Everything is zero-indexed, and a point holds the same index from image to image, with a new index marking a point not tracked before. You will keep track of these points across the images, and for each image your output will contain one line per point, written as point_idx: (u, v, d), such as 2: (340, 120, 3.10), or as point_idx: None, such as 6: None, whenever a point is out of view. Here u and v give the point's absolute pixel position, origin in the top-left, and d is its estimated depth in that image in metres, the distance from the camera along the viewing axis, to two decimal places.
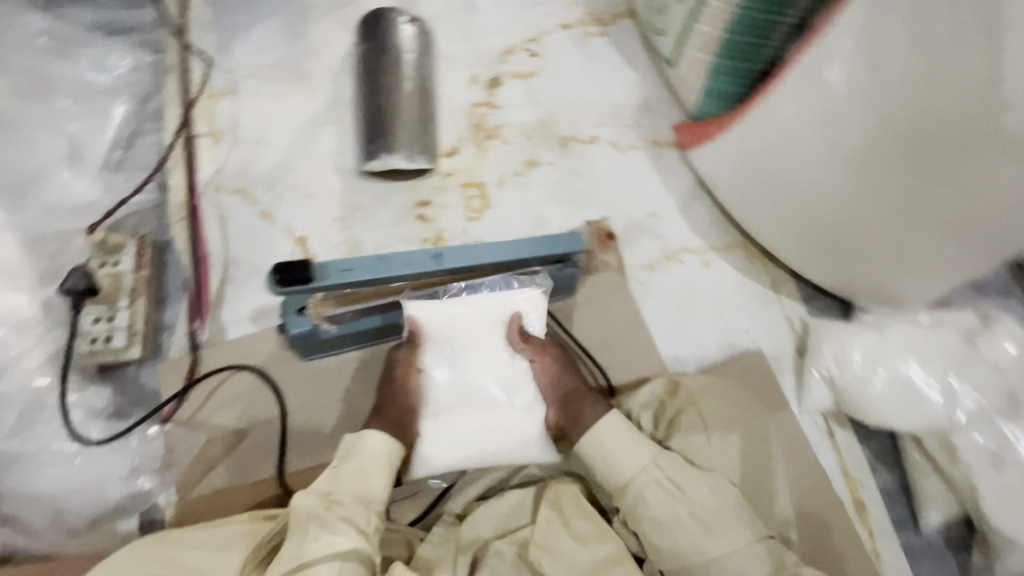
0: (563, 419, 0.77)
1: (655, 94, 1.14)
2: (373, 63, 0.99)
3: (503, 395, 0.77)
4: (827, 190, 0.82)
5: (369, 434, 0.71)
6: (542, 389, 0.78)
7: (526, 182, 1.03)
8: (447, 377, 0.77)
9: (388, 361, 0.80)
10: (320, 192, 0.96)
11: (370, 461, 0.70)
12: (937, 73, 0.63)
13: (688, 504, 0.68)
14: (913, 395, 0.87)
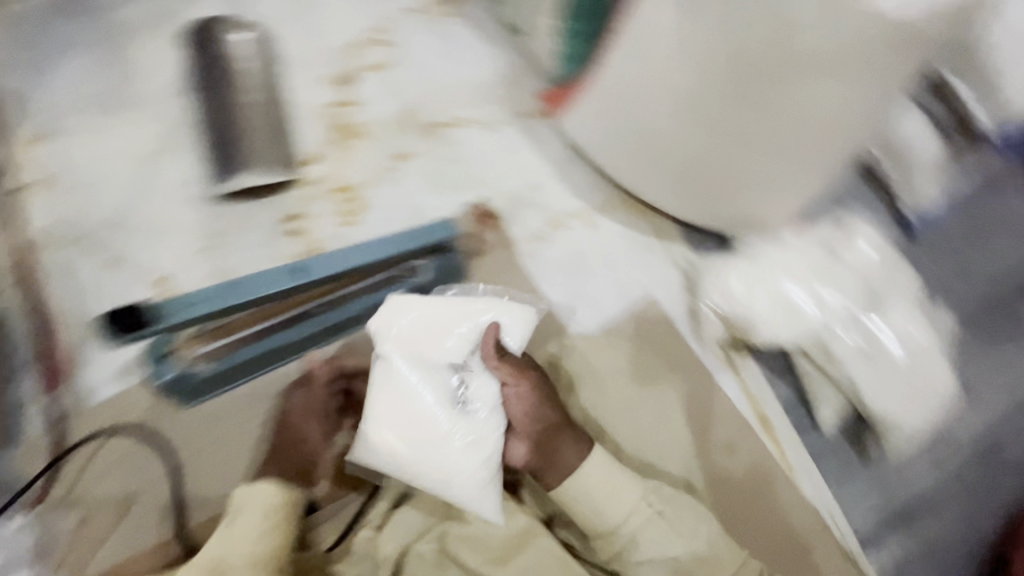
0: (535, 462, 0.73)
1: (518, 64, 1.11)
2: (207, 79, 0.93)
3: (458, 417, 0.70)
4: (672, 130, 0.85)
5: (259, 486, 0.68)
6: (518, 414, 0.72)
7: (399, 177, 1.00)
8: (393, 390, 0.71)
9: (282, 407, 0.80)
10: (172, 226, 0.89)
11: (258, 517, 0.66)
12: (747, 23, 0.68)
13: (683, 543, 0.70)
14: (789, 308, 0.90)
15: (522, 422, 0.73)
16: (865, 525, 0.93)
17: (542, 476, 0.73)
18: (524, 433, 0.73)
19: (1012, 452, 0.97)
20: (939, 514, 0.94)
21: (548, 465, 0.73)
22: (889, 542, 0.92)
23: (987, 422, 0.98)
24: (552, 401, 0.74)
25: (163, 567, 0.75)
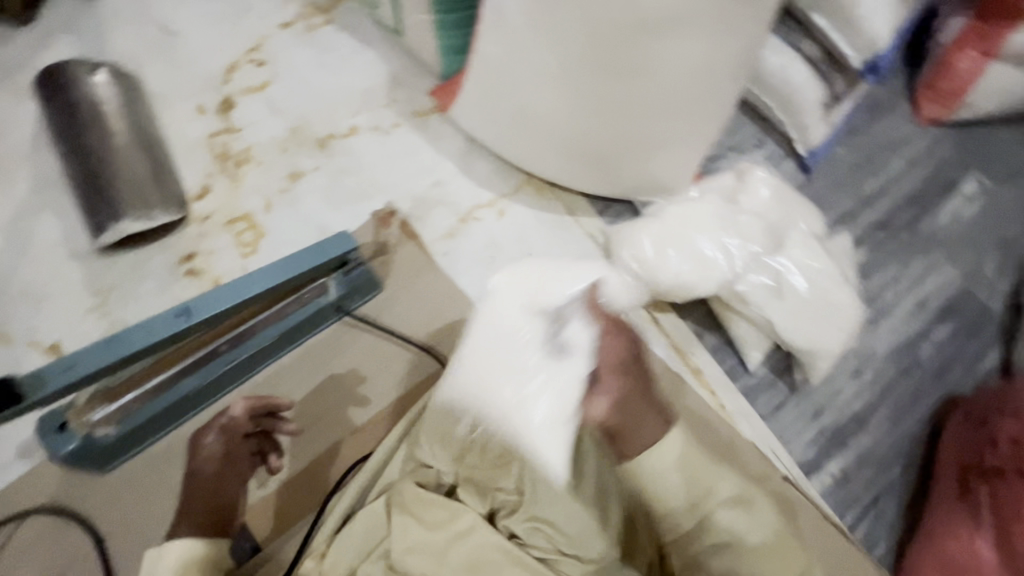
0: (618, 422, 0.60)
1: (402, 63, 1.09)
2: (66, 127, 0.88)
3: (539, 362, 0.62)
4: (552, 108, 0.87)
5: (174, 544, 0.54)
6: (610, 374, 0.62)
7: (294, 198, 0.97)
8: (518, 321, 0.64)
9: (190, 444, 0.62)
10: (58, 288, 0.85)
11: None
12: None
13: (765, 539, 0.61)
14: (700, 260, 0.93)
15: (610, 380, 0.61)
16: (804, 452, 0.97)
17: (620, 440, 0.60)
18: (610, 390, 0.61)
19: (925, 357, 1.04)
20: (869, 427, 0.99)
21: (633, 426, 0.60)
22: (828, 462, 0.97)
23: (897, 334, 1.05)
24: (639, 363, 0.63)
25: None
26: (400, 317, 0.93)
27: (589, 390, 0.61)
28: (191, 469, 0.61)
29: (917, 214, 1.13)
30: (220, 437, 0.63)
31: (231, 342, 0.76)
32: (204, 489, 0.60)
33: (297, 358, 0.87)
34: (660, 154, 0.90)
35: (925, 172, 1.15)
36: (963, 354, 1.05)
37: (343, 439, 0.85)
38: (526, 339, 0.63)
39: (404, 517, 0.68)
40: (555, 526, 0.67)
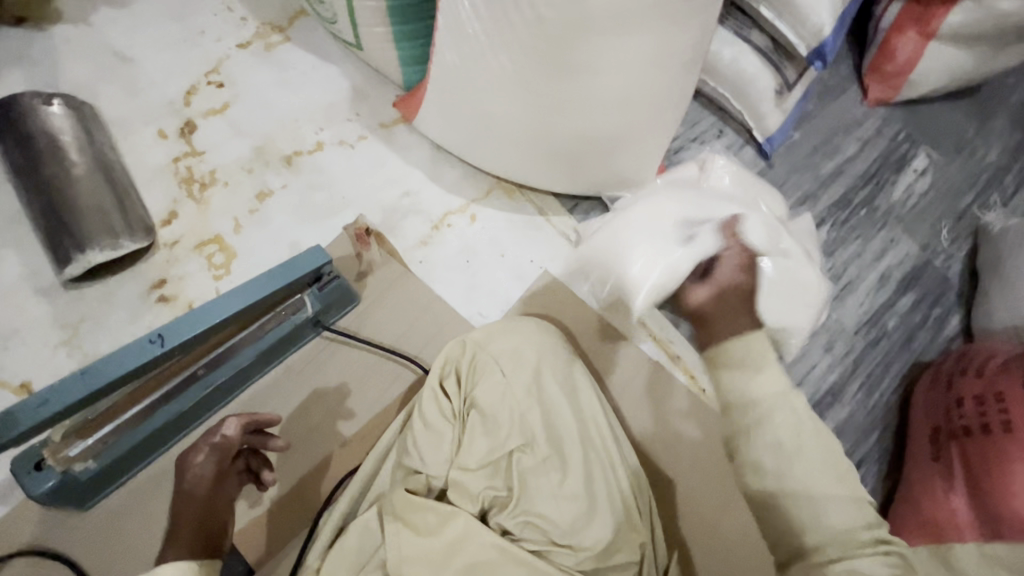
0: (707, 309, 0.72)
1: (364, 78, 1.11)
2: (22, 160, 0.86)
3: (687, 247, 0.83)
4: (514, 112, 0.89)
5: (163, 568, 0.51)
6: (733, 277, 0.77)
7: (264, 217, 0.97)
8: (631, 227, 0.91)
9: (179, 467, 0.63)
10: (25, 324, 0.84)
11: None
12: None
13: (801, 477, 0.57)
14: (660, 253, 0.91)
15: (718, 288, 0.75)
16: None
17: (709, 323, 0.70)
18: (716, 282, 0.76)
19: (892, 327, 1.08)
20: (845, 399, 1.03)
21: (716, 319, 0.70)
22: None
23: (863, 306, 1.09)
24: (753, 287, 0.77)
25: None
26: (379, 328, 0.93)
27: (695, 284, 0.78)
28: (183, 491, 0.61)
29: (873, 190, 1.17)
30: (212, 457, 0.63)
31: (208, 366, 0.76)
32: (198, 511, 0.60)
33: (278, 376, 0.87)
34: (622, 151, 0.93)
35: (876, 150, 1.20)
36: (926, 321, 1.09)
37: (331, 454, 0.84)
38: (666, 232, 0.87)
39: (397, 524, 0.67)
40: (549, 519, 0.68)
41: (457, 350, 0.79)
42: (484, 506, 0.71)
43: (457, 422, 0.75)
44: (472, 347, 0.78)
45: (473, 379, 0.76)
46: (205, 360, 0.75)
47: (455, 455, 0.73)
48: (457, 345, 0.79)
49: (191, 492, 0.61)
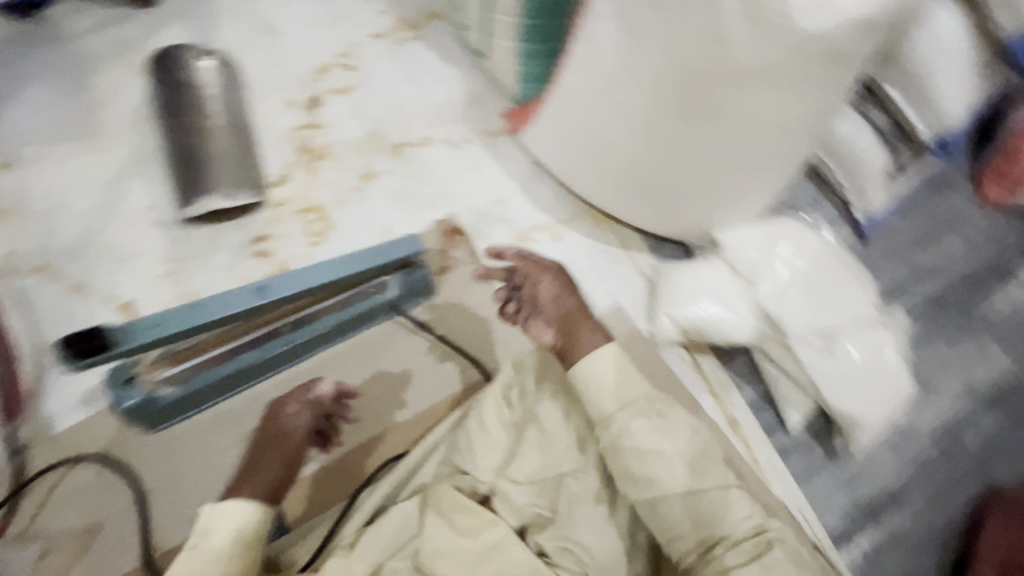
0: (560, 343, 0.78)
1: (481, 86, 1.15)
2: (171, 104, 0.94)
3: (787, 300, 0.93)
4: (625, 145, 0.90)
5: (233, 503, 0.58)
6: (556, 303, 0.81)
7: (365, 196, 1.02)
8: (767, 254, 0.95)
9: (269, 410, 0.68)
10: (135, 250, 0.89)
11: (230, 538, 0.57)
12: (676, 32, 0.73)
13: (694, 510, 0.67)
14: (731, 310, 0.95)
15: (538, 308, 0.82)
16: (835, 523, 0.95)
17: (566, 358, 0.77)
18: (546, 318, 0.80)
19: (969, 444, 1.01)
20: (905, 506, 0.96)
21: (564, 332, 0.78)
22: (859, 536, 0.94)
23: (942, 414, 1.02)
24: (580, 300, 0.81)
25: None
26: (449, 326, 0.94)
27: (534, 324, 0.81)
28: (269, 436, 0.66)
29: (972, 296, 1.11)
30: (307, 412, 0.68)
31: (293, 324, 0.79)
32: (282, 460, 0.65)
33: (346, 350, 0.89)
34: (723, 206, 0.92)
35: (983, 255, 1.14)
36: (1007, 445, 1.02)
37: (379, 438, 0.85)
38: (789, 270, 0.94)
39: (436, 521, 0.68)
40: (586, 547, 0.69)
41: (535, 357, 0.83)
42: (524, 521, 0.72)
43: (514, 431, 0.76)
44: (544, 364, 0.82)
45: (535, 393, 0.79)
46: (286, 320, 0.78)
47: (505, 464, 0.74)
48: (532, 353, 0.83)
49: (283, 439, 0.66)
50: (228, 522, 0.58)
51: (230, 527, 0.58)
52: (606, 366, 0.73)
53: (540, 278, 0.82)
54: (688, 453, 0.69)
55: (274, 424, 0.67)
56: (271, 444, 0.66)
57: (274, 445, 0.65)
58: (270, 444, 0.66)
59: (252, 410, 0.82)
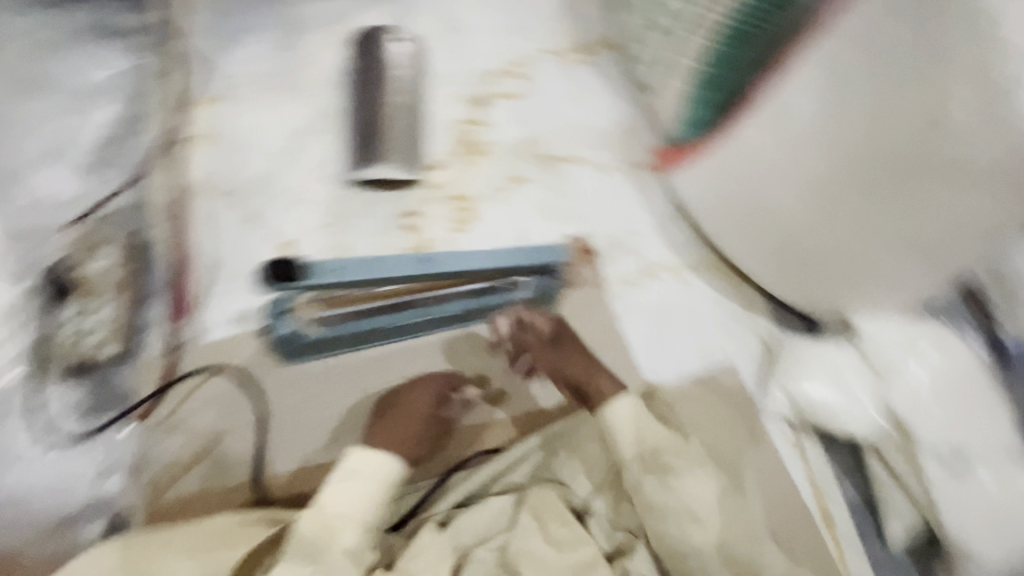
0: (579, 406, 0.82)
1: (638, 119, 1.17)
2: (365, 80, 1.02)
3: (924, 405, 0.86)
4: (793, 210, 0.87)
5: (389, 461, 0.69)
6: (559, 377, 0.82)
7: (510, 198, 1.06)
8: (912, 353, 0.87)
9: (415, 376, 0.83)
10: (306, 198, 0.97)
11: (377, 488, 0.68)
12: (888, 106, 0.70)
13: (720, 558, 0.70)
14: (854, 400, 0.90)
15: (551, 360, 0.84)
16: None
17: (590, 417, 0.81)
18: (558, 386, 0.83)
19: None
20: None
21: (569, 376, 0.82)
22: None
23: None
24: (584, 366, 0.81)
25: (237, 504, 0.78)
26: None
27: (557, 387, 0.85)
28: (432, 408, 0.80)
29: None
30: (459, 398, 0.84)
31: (433, 297, 0.83)
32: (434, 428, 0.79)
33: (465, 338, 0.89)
34: (877, 299, 0.86)
35: None
36: None
37: (480, 430, 0.87)
38: (929, 374, 0.87)
39: (531, 522, 0.70)
40: None
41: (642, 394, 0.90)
42: (612, 546, 0.74)
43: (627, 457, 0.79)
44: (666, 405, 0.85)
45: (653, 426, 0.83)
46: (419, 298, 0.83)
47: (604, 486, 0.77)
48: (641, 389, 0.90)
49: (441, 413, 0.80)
50: (372, 470, 0.68)
51: (372, 473, 0.68)
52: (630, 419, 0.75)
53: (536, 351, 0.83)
54: (705, 504, 0.71)
55: (416, 391, 0.79)
56: (413, 405, 0.77)
57: (414, 405, 0.77)
58: (409, 404, 0.77)
59: (371, 371, 0.84)
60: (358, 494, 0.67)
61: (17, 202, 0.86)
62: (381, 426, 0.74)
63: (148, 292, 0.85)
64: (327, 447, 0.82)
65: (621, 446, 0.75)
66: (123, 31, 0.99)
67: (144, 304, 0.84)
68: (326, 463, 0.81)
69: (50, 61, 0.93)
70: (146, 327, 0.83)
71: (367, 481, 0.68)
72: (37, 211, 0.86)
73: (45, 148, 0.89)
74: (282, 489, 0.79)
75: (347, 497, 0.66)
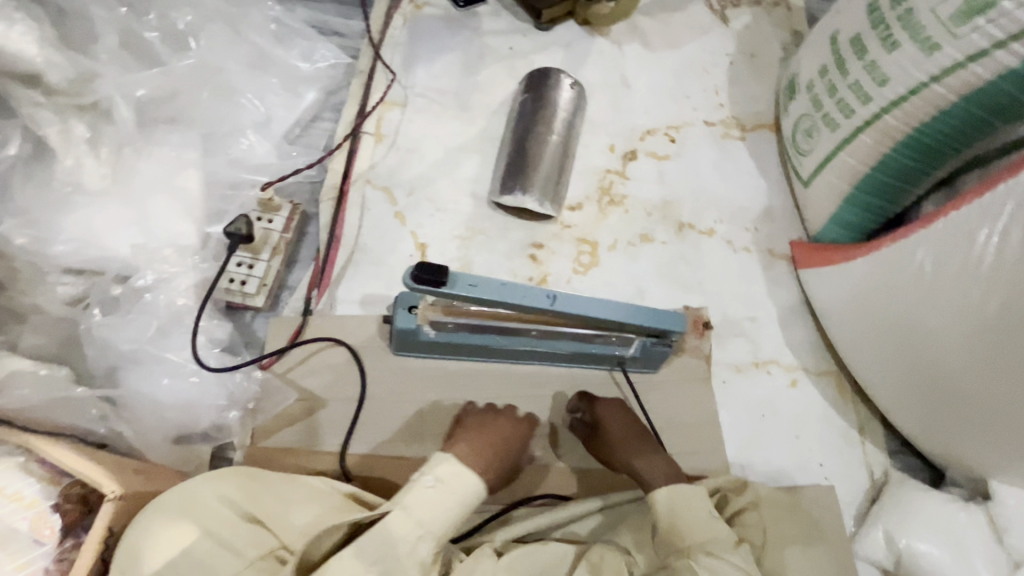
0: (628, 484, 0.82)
1: (781, 207, 1.15)
2: (531, 113, 1.06)
3: None
4: (946, 345, 0.80)
5: (471, 478, 0.66)
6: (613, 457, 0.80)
7: (635, 253, 1.07)
8: None
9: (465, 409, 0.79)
10: (452, 209, 1.04)
11: (455, 498, 0.64)
12: None
13: None
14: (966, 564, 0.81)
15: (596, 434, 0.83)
16: None
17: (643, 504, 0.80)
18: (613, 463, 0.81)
19: None
20: None
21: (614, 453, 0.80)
22: None
23: None
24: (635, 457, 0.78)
25: (322, 472, 0.81)
26: (656, 404, 0.95)
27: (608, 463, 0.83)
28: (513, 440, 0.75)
29: None
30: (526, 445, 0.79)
31: (540, 333, 0.85)
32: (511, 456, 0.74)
33: (562, 376, 0.93)
34: (1016, 462, 0.79)
35: None
36: None
37: (555, 471, 0.87)
38: None
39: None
40: None
41: (733, 483, 0.79)
42: None
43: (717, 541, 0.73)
44: (752, 495, 0.79)
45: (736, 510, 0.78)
46: (527, 330, 0.84)
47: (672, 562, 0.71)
48: (737, 480, 0.80)
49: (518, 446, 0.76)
50: (462, 486, 0.65)
51: (462, 490, 0.65)
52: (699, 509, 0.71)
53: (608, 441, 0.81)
54: None
55: (506, 415, 0.77)
56: (503, 428, 0.75)
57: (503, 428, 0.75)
58: (498, 425, 0.75)
59: (471, 379, 0.90)
60: (445, 508, 0.64)
61: (222, 158, 0.95)
62: (464, 442, 0.71)
63: (298, 257, 0.96)
64: (414, 444, 0.85)
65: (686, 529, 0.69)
66: (342, 33, 1.15)
67: (292, 266, 0.95)
68: (407, 457, 0.84)
69: (277, 43, 1.05)
70: (290, 287, 0.94)
71: (454, 498, 0.64)
72: (235, 166, 0.96)
73: (255, 117, 1.00)
74: (359, 469, 0.82)
75: (430, 506, 0.63)
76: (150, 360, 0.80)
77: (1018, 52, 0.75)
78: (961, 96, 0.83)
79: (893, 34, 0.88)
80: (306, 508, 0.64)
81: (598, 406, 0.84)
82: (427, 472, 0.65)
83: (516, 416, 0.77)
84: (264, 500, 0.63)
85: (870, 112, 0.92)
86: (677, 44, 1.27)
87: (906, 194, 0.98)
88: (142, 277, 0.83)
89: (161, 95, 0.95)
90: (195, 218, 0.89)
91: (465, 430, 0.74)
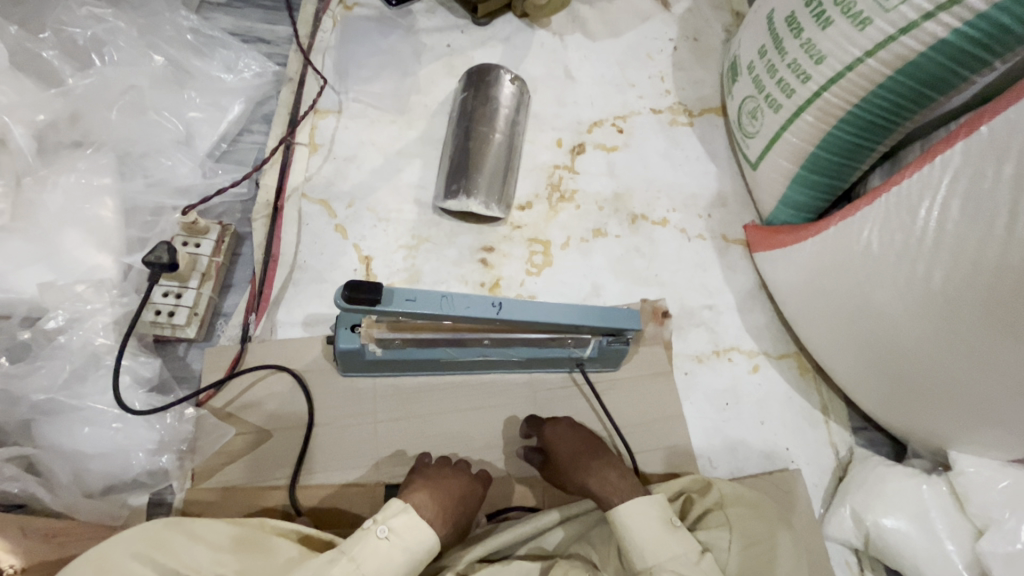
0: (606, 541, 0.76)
1: (733, 191, 1.14)
2: (471, 109, 1.01)
3: None
4: (898, 322, 0.79)
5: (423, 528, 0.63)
6: (563, 466, 0.79)
7: (589, 249, 1.04)
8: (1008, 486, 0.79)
9: (417, 464, 0.77)
10: (395, 217, 0.99)
11: (405, 547, 0.62)
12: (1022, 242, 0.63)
13: None
14: (929, 533, 0.82)
15: (549, 459, 0.81)
16: None
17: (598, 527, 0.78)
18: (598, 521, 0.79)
19: None
20: None
21: (568, 476, 0.78)
22: None
23: None
24: (578, 474, 0.77)
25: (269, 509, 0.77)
26: (618, 404, 0.93)
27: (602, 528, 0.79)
28: (466, 492, 0.72)
29: None
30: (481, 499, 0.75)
31: (494, 342, 0.81)
32: (466, 506, 0.71)
33: (520, 383, 0.90)
34: (970, 431, 0.79)
35: None
36: None
37: (517, 483, 0.85)
38: None
39: None
40: None
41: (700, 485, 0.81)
42: None
43: None
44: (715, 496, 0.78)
45: (701, 509, 0.78)
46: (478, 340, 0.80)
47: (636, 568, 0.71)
48: (702, 481, 0.81)
49: (474, 500, 0.73)
50: (415, 542, 0.62)
51: (414, 545, 0.62)
52: (651, 519, 0.69)
53: (568, 473, 0.78)
54: None
55: (460, 471, 0.74)
56: (457, 482, 0.72)
57: (462, 484, 0.73)
58: (456, 479, 0.73)
59: (426, 395, 0.87)
60: (393, 564, 0.61)
61: (140, 182, 0.90)
62: (422, 492, 0.68)
63: (233, 281, 0.92)
64: (368, 469, 0.81)
65: (640, 540, 0.69)
66: (268, 41, 1.09)
67: (227, 291, 0.91)
68: (361, 483, 0.80)
69: (195, 56, 1.00)
70: (226, 314, 0.90)
71: (405, 554, 0.61)
72: (157, 191, 0.91)
73: (176, 135, 0.95)
74: (310, 500, 0.78)
75: (380, 562, 0.60)
76: (67, 408, 0.75)
77: (947, 22, 0.74)
78: (896, 71, 0.81)
79: (825, 11, 0.87)
80: (213, 552, 0.59)
81: (547, 429, 0.82)
82: (381, 522, 0.62)
83: (469, 472, 0.75)
84: (181, 542, 0.58)
85: (809, 91, 0.91)
86: (619, 32, 1.25)
87: (853, 171, 0.98)
88: (52, 318, 0.78)
89: (64, 120, 0.90)
90: (112, 250, 0.85)
91: (424, 481, 0.71)
